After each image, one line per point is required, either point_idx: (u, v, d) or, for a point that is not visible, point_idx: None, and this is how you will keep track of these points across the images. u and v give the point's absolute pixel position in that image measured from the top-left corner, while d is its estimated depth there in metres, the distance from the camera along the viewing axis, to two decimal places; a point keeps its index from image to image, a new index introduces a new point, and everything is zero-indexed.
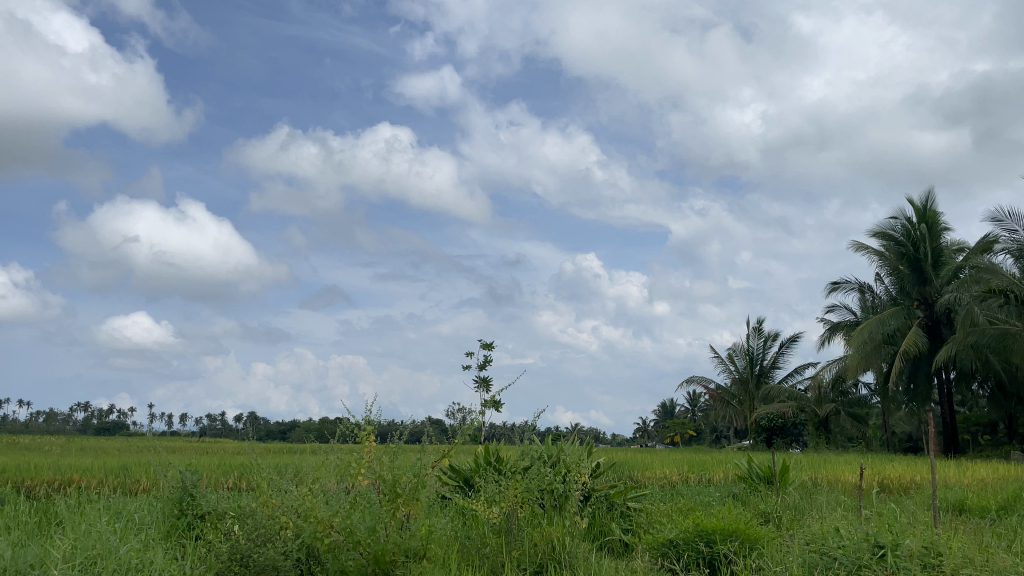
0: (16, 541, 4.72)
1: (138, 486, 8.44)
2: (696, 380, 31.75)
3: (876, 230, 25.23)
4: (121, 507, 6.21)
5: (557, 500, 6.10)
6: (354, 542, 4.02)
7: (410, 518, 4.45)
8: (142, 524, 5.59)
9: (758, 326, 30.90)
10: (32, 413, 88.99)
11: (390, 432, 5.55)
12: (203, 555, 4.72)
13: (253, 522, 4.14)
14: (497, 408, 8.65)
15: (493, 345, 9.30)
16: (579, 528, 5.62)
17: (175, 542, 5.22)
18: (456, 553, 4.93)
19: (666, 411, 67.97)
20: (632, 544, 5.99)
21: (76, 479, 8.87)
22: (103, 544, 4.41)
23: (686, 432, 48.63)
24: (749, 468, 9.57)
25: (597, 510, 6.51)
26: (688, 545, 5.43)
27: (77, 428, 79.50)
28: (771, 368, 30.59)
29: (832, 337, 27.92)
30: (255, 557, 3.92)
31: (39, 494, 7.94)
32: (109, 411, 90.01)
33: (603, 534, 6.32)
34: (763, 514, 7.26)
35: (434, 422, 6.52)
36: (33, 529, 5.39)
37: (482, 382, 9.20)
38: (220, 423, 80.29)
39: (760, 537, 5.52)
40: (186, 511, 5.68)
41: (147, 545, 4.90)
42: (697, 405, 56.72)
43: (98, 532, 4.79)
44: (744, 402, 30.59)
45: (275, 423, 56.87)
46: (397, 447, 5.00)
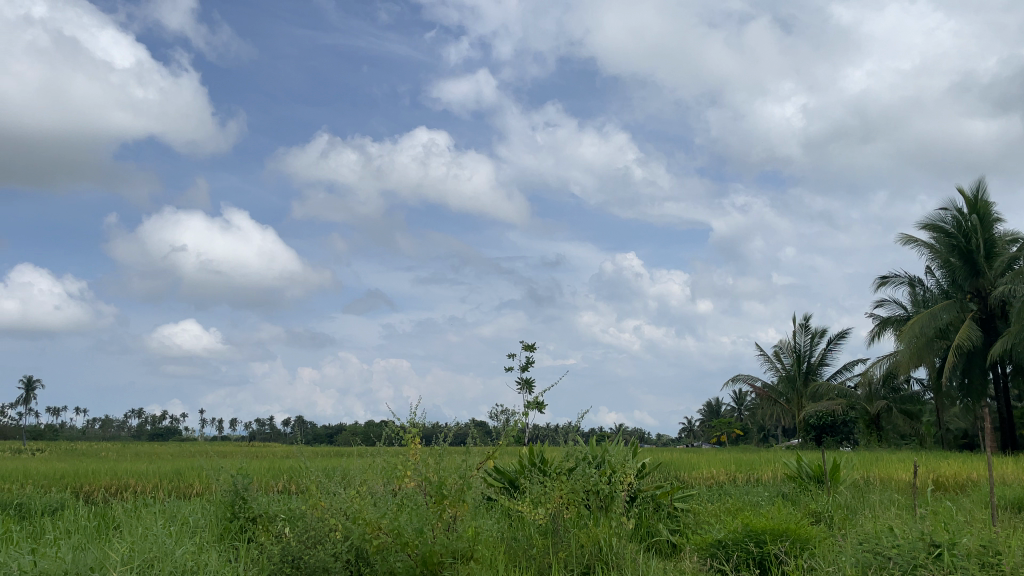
0: (76, 545, 4.86)
1: (192, 490, 8.62)
2: (742, 378, 31.34)
3: (925, 222, 24.66)
4: (178, 510, 6.37)
5: (603, 501, 6.08)
6: (401, 544, 4.04)
7: (457, 519, 4.46)
8: (196, 527, 5.71)
9: (805, 322, 30.37)
10: (90, 422, 91.72)
11: (435, 434, 5.59)
12: (255, 557, 4.80)
13: (303, 524, 4.21)
14: (541, 409, 8.62)
15: (535, 347, 9.28)
16: (625, 529, 5.60)
17: (228, 544, 5.33)
18: (504, 554, 4.93)
19: (711, 411, 67.26)
20: (680, 545, 5.94)
21: (132, 483, 9.15)
22: (161, 547, 4.52)
23: (733, 432, 47.94)
24: (798, 467, 9.41)
25: (644, 510, 6.46)
26: (737, 545, 5.36)
27: (131, 435, 81.86)
28: (819, 365, 30.06)
29: (881, 333, 27.33)
30: (307, 559, 4.00)
31: (97, 498, 8.22)
32: (161, 419, 92.24)
33: (650, 535, 6.27)
34: (814, 514, 7.12)
35: (477, 424, 6.54)
36: (94, 533, 5.54)
37: (524, 384, 9.22)
38: (269, 428, 81.77)
39: (811, 537, 5.42)
40: (238, 514, 5.78)
41: (201, 547, 5.00)
42: (744, 404, 55.93)
43: (155, 535, 4.91)
44: (792, 400, 30.08)
45: (322, 427, 57.91)
46: (442, 449, 5.03)
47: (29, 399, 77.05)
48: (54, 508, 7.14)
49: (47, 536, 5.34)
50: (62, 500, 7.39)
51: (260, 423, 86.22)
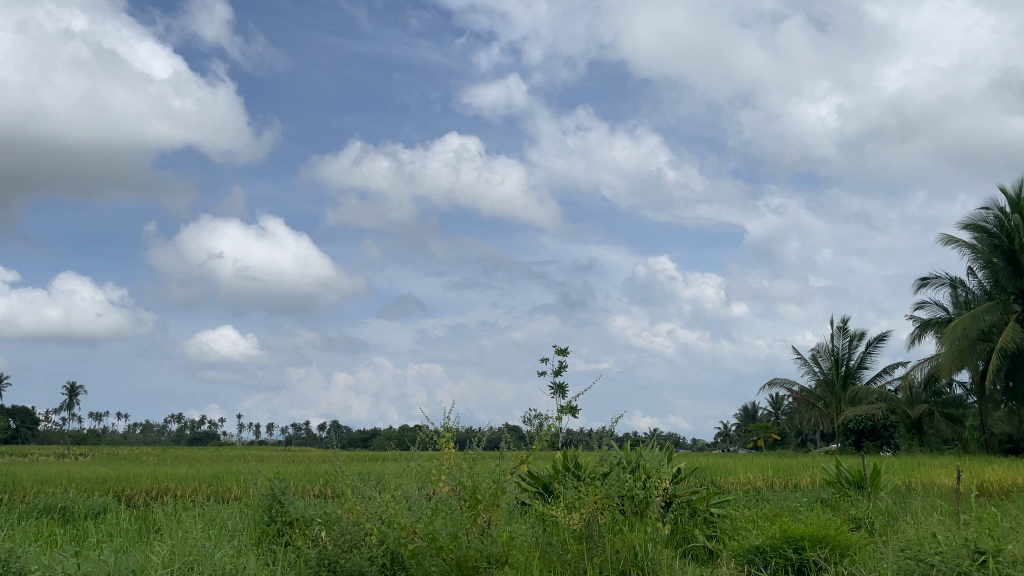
0: (119, 548, 4.94)
1: (230, 494, 8.76)
2: (779, 382, 30.92)
3: (966, 222, 24.15)
4: (217, 514, 6.47)
5: (638, 506, 6.04)
6: (437, 548, 4.03)
7: (491, 524, 4.47)
8: (235, 531, 5.78)
9: (843, 325, 29.87)
10: (131, 427, 93.71)
11: (469, 438, 5.61)
12: (292, 561, 4.84)
13: (340, 528, 4.24)
14: (574, 414, 8.57)
15: (568, 351, 9.25)
16: (660, 534, 5.56)
17: (265, 548, 5.38)
18: (538, 559, 4.92)
19: (746, 415, 66.47)
20: (717, 550, 5.87)
21: (172, 487, 9.30)
22: (201, 550, 4.59)
23: (770, 437, 47.32)
24: (838, 472, 9.24)
25: (680, 516, 6.39)
26: (775, 551, 5.28)
27: (171, 439, 83.44)
28: (857, 369, 29.55)
29: (922, 335, 26.78)
30: (343, 562, 4.03)
31: (138, 502, 8.37)
32: (199, 423, 93.77)
33: (686, 541, 6.21)
34: (854, 520, 7.00)
35: (511, 428, 6.53)
36: (136, 536, 5.63)
37: (557, 389, 9.17)
38: (304, 432, 82.74)
39: (852, 543, 5.33)
40: (276, 518, 5.83)
41: (240, 550, 5.06)
42: (781, 408, 55.22)
43: (194, 538, 4.98)
44: (831, 404, 29.58)
45: (357, 432, 58.24)
46: (476, 453, 5.05)
47: (72, 405, 78.62)
48: (96, 512, 7.27)
49: (90, 539, 5.45)
50: (104, 503, 7.54)
51: (295, 428, 87.15)
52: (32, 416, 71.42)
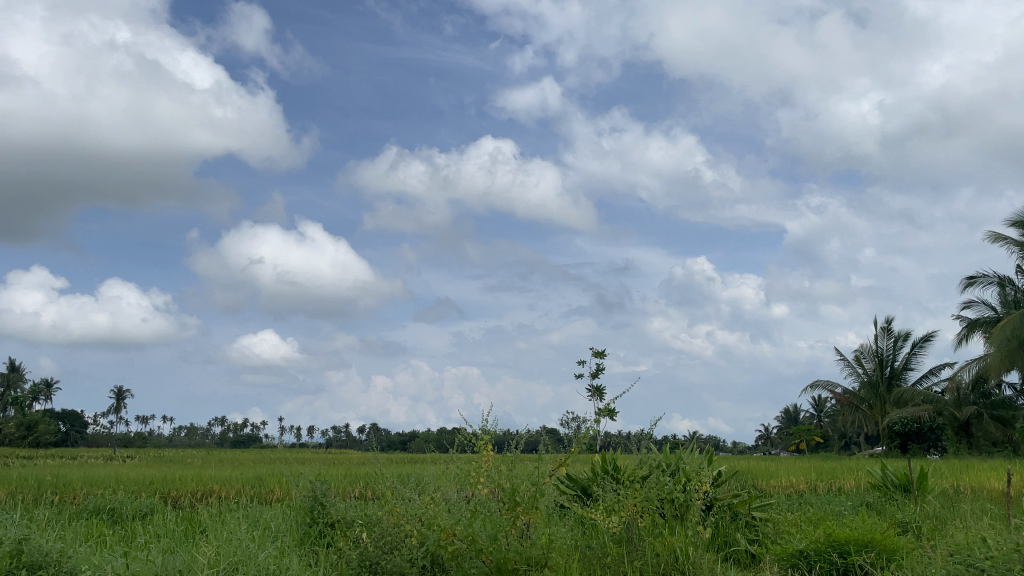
0: (165, 548, 5.04)
1: (273, 496, 8.90)
2: (821, 384, 30.41)
3: (1015, 219, 23.55)
4: (261, 515, 6.57)
5: (678, 510, 5.98)
6: (476, 550, 4.05)
7: (531, 527, 4.47)
8: (278, 531, 5.87)
9: (887, 325, 29.27)
10: (176, 429, 95.75)
11: (507, 441, 5.63)
12: (334, 562, 4.89)
13: (380, 529, 4.29)
14: (613, 416, 8.51)
15: (605, 353, 9.20)
16: (702, 538, 5.51)
17: (307, 549, 5.45)
18: (578, 562, 4.91)
19: (788, 417, 65.52)
20: (759, 555, 5.79)
21: (216, 488, 9.49)
22: (245, 551, 4.67)
23: (812, 440, 46.59)
24: (883, 475, 9.07)
25: (720, 520, 6.32)
26: (819, 555, 5.20)
27: (215, 441, 85.00)
28: (903, 370, 28.95)
29: (969, 335, 26.15)
30: (383, 563, 4.06)
31: (184, 503, 8.54)
32: (241, 425, 95.38)
33: (727, 545, 6.15)
34: (901, 524, 6.85)
35: (550, 431, 6.52)
36: (182, 536, 5.76)
37: (595, 391, 9.12)
38: (345, 435, 83.71)
39: (898, 548, 5.24)
40: (317, 519, 5.91)
41: (283, 551, 5.14)
42: (824, 410, 54.31)
43: (239, 539, 5.07)
44: (875, 406, 29.00)
45: (396, 434, 58.75)
46: (514, 455, 5.06)
47: (119, 408, 80.53)
48: (143, 513, 7.45)
49: (138, 539, 5.58)
50: (151, 504, 7.71)
51: (335, 430, 88.20)
52: (81, 419, 73.33)
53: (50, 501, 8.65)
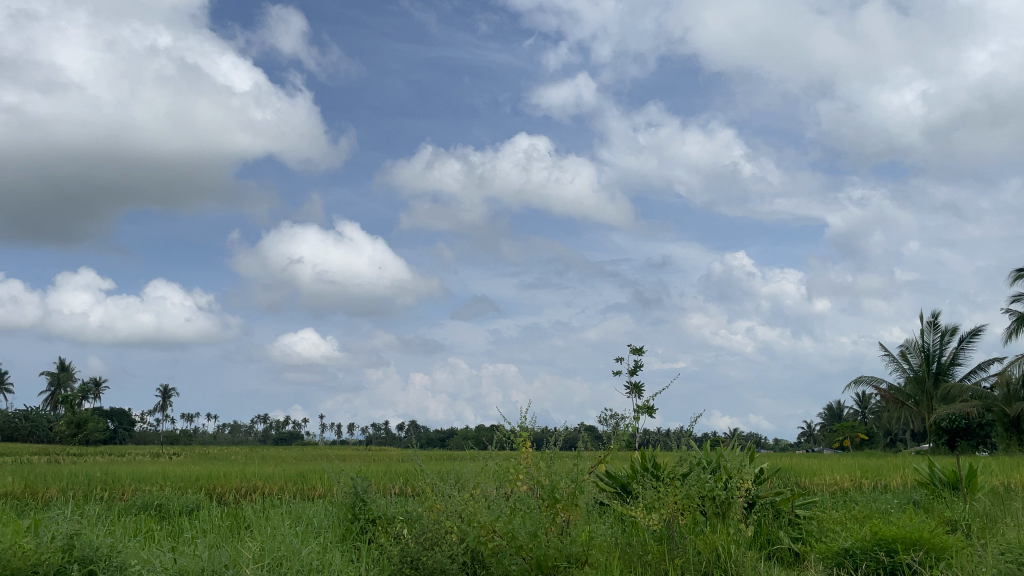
0: (213, 543, 5.15)
1: (315, 492, 9.02)
2: (865, 380, 29.86)
3: None
4: (304, 510, 6.66)
5: (720, 507, 5.91)
6: (516, 547, 4.05)
7: (570, 524, 4.45)
8: (321, 527, 5.93)
9: (933, 320, 28.61)
10: (220, 427, 97.50)
11: (545, 438, 5.63)
12: (376, 558, 4.93)
13: (420, 526, 4.32)
14: (652, 414, 8.44)
15: (644, 350, 9.11)
16: (744, 536, 5.46)
17: (349, 545, 5.50)
18: (619, 560, 4.88)
19: (831, 414, 64.48)
20: (803, 553, 5.71)
21: (259, 485, 9.63)
22: (289, 546, 4.74)
23: (857, 437, 45.76)
24: (931, 472, 8.89)
25: (763, 517, 6.24)
26: (866, 554, 5.11)
27: (259, 439, 86.33)
28: (950, 365, 28.30)
29: (1019, 330, 25.45)
30: (424, 560, 4.08)
31: (228, 500, 8.70)
32: (283, 424, 96.77)
33: (771, 543, 6.07)
34: (950, 522, 6.70)
35: (589, 428, 6.50)
36: (227, 532, 5.86)
37: (634, 388, 9.05)
38: (384, 432, 84.52)
39: (948, 546, 5.12)
40: (359, 515, 5.96)
41: (326, 547, 5.20)
42: (868, 407, 53.38)
43: (283, 535, 5.14)
44: (921, 403, 28.38)
45: (434, 432, 59.17)
46: (554, 452, 5.05)
47: (166, 406, 82.29)
48: (189, 509, 7.59)
49: (184, 534, 5.69)
50: (197, 500, 7.87)
51: (375, 427, 89.17)
52: (129, 417, 75.10)
53: (100, 497, 8.88)
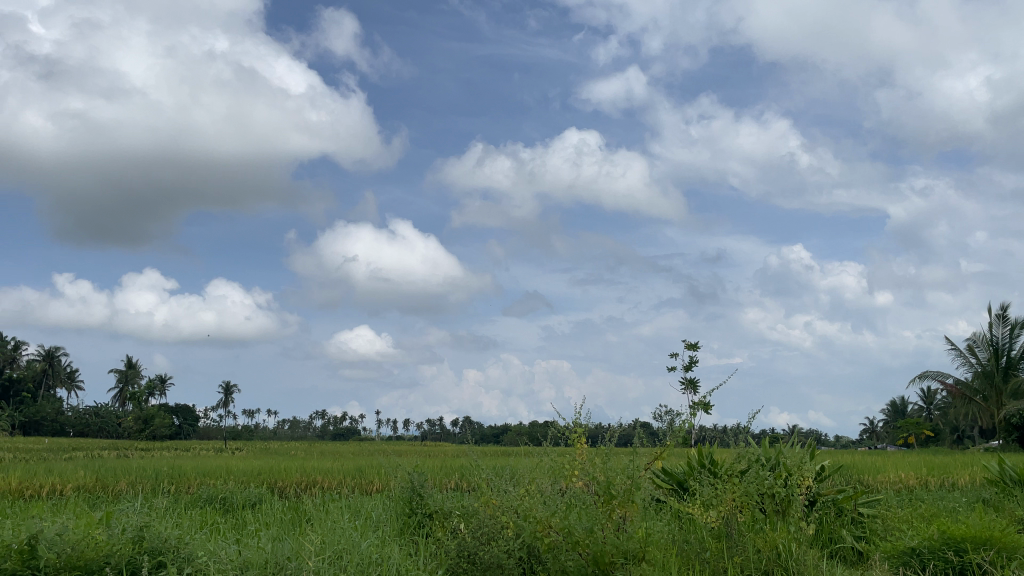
0: (275, 536, 5.27)
1: (373, 486, 9.19)
2: (931, 375, 28.97)
3: None
4: (362, 505, 6.76)
5: (780, 505, 5.81)
6: (573, 543, 4.03)
7: (627, 520, 4.42)
8: (379, 522, 6.01)
9: (1002, 312, 27.55)
10: (280, 424, 99.74)
11: (600, 434, 5.60)
12: (433, 552, 4.99)
13: (476, 521, 4.37)
14: (708, 410, 8.34)
15: (699, 346, 9.01)
16: (805, 534, 5.35)
17: (407, 539, 5.56)
18: (675, 557, 4.83)
19: (895, 411, 62.79)
20: (867, 552, 5.58)
21: (320, 479, 9.84)
22: (348, 539, 4.83)
23: (922, 433, 44.50)
24: (1001, 470, 8.58)
25: (824, 516, 6.11)
26: (934, 553, 4.96)
27: (317, 434, 88.00)
28: (1020, 360, 27.24)
29: None
30: (482, 554, 4.11)
31: (289, 494, 8.89)
32: (341, 419, 98.43)
33: (833, 542, 5.93)
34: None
35: (643, 424, 6.44)
36: (289, 525, 5.98)
37: (688, 384, 8.95)
38: (439, 428, 85.37)
39: (1020, 546, 4.95)
40: (417, 510, 6.03)
41: (384, 540, 5.27)
42: (934, 403, 51.76)
43: (342, 528, 5.23)
44: (990, 398, 27.42)
45: (489, 428, 59.55)
46: (609, 448, 5.03)
47: (228, 402, 84.49)
48: (252, 502, 7.77)
49: (249, 528, 5.83)
50: (259, 493, 8.07)
51: (431, 424, 90.02)
52: (193, 413, 77.41)
53: (168, 490, 9.19)
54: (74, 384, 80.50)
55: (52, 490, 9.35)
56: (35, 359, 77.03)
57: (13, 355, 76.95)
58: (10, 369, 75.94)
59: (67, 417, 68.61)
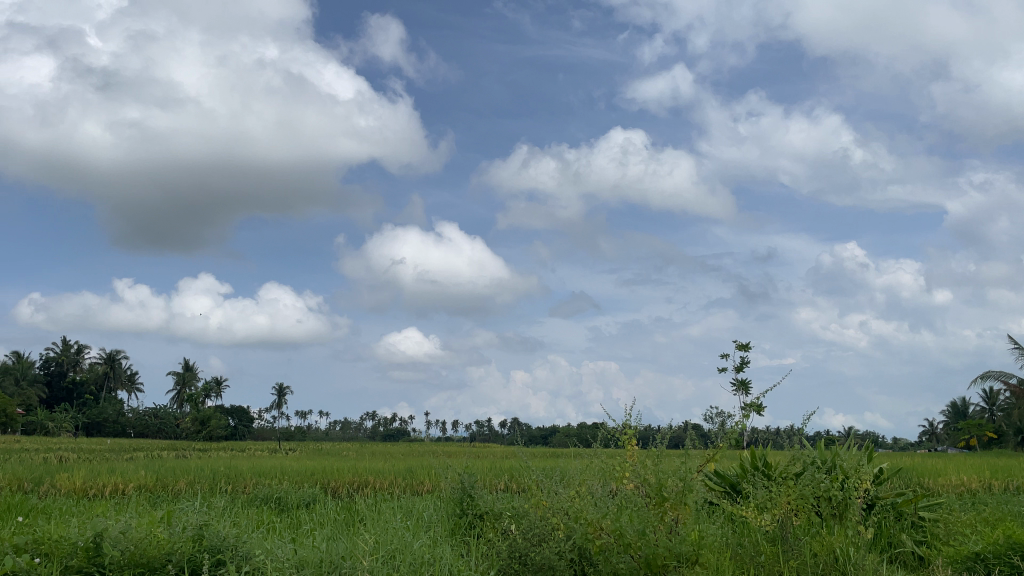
0: (330, 535, 5.36)
1: (423, 487, 9.27)
2: (993, 375, 28.07)
3: None
4: (414, 505, 6.83)
5: (837, 508, 5.71)
6: (624, 545, 4.01)
7: (680, 523, 4.38)
8: (431, 522, 6.06)
9: None
10: (332, 424, 101.36)
11: (651, 436, 5.57)
12: (485, 552, 5.02)
13: (528, 522, 4.38)
14: (760, 411, 8.21)
15: (750, 347, 8.86)
16: (863, 538, 5.25)
17: (459, 539, 5.61)
18: (731, 560, 4.77)
19: (956, 411, 60.85)
20: (928, 557, 5.45)
21: (372, 480, 9.95)
22: (401, 539, 4.89)
23: (985, 434, 43.07)
24: None
25: (883, 520, 5.97)
26: (999, 558, 4.82)
27: (369, 434, 89.20)
28: None
29: None
30: (533, 555, 4.12)
31: (342, 494, 9.02)
32: (391, 420, 99.44)
33: (892, 546, 5.80)
34: None
35: (695, 426, 6.37)
36: (342, 525, 6.06)
37: (739, 386, 8.84)
38: (487, 429, 85.67)
39: None
40: (467, 510, 6.07)
41: (436, 541, 5.32)
42: (997, 403, 50.06)
43: (395, 528, 5.30)
44: None
45: (538, 429, 59.53)
46: (659, 450, 4.99)
47: (281, 403, 86.02)
48: (306, 502, 7.92)
49: (303, 527, 5.93)
50: (313, 493, 8.19)
51: (480, 424, 90.34)
52: (248, 414, 79.05)
53: (224, 489, 9.42)
54: (135, 386, 82.87)
55: (115, 489, 9.64)
56: (97, 362, 79.37)
57: (76, 359, 79.59)
58: (74, 372, 78.47)
59: (128, 419, 70.67)
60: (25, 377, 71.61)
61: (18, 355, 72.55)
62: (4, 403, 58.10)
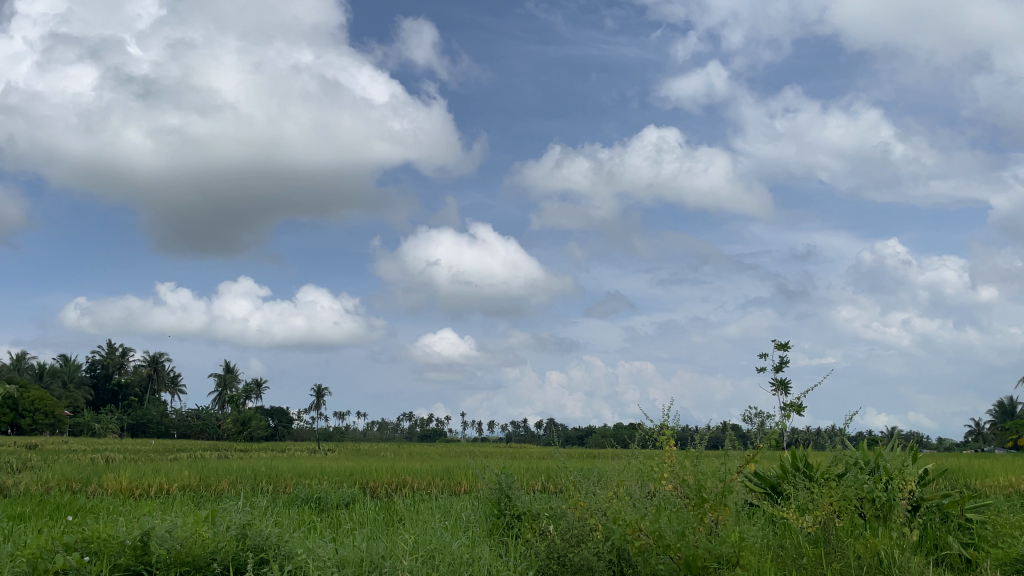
0: (369, 535, 5.42)
1: (460, 488, 9.30)
2: None
3: None
4: (452, 505, 6.87)
5: (880, 510, 5.62)
6: (664, 546, 3.98)
7: (720, 524, 4.34)
8: (469, 522, 6.10)
9: None
10: (370, 424, 102.39)
11: (690, 437, 5.53)
12: (524, 553, 5.03)
13: (566, 523, 4.38)
14: (800, 411, 8.10)
15: (789, 346, 8.77)
16: (909, 540, 5.15)
17: (497, 539, 5.63)
18: (773, 562, 4.73)
19: (1002, 411, 59.34)
20: (976, 559, 5.33)
21: (409, 480, 10.02)
22: (439, 539, 4.92)
23: None
24: None
25: (929, 521, 5.87)
26: None
27: (406, 434, 89.90)
28: None
29: None
30: (571, 556, 4.12)
31: (380, 494, 9.11)
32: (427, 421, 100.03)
33: (938, 548, 5.69)
34: None
35: (734, 427, 6.31)
36: (382, 525, 6.12)
37: (779, 385, 8.73)
38: (524, 429, 85.82)
39: None
40: (504, 511, 6.10)
41: (474, 541, 5.34)
42: None
43: (434, 528, 5.33)
44: None
45: (574, 430, 59.45)
46: (698, 450, 4.96)
47: (319, 404, 87.04)
48: (346, 502, 8.00)
49: (344, 527, 6.00)
50: (352, 494, 8.26)
51: (517, 425, 90.50)
52: (287, 415, 80.13)
53: (265, 489, 9.57)
54: (178, 388, 84.47)
55: (160, 489, 9.83)
56: (141, 364, 80.97)
57: (121, 361, 81.32)
58: (119, 374, 80.22)
59: (171, 420, 72.10)
60: (72, 379, 73.48)
61: (65, 358, 74.36)
62: (52, 405, 59.64)
